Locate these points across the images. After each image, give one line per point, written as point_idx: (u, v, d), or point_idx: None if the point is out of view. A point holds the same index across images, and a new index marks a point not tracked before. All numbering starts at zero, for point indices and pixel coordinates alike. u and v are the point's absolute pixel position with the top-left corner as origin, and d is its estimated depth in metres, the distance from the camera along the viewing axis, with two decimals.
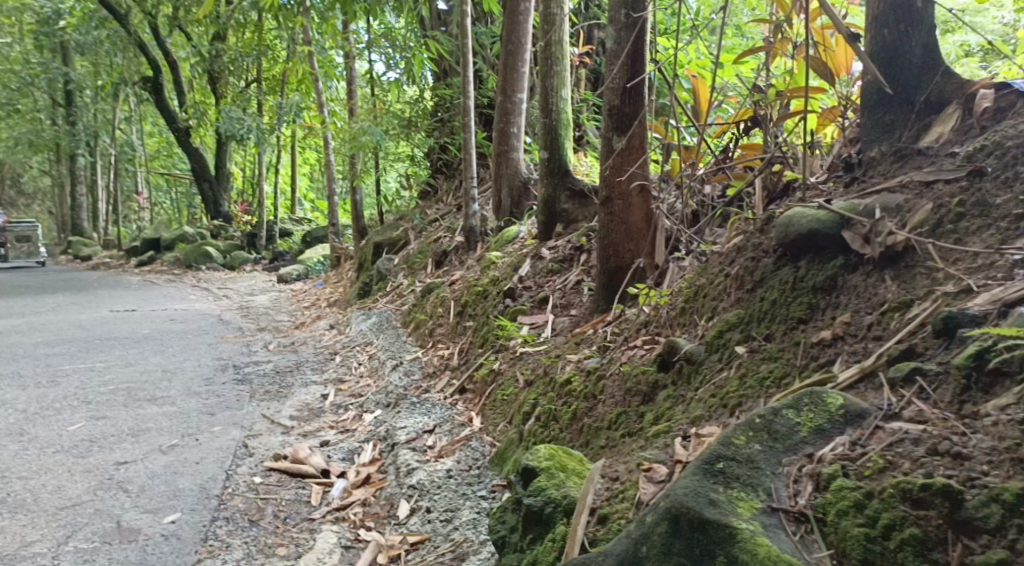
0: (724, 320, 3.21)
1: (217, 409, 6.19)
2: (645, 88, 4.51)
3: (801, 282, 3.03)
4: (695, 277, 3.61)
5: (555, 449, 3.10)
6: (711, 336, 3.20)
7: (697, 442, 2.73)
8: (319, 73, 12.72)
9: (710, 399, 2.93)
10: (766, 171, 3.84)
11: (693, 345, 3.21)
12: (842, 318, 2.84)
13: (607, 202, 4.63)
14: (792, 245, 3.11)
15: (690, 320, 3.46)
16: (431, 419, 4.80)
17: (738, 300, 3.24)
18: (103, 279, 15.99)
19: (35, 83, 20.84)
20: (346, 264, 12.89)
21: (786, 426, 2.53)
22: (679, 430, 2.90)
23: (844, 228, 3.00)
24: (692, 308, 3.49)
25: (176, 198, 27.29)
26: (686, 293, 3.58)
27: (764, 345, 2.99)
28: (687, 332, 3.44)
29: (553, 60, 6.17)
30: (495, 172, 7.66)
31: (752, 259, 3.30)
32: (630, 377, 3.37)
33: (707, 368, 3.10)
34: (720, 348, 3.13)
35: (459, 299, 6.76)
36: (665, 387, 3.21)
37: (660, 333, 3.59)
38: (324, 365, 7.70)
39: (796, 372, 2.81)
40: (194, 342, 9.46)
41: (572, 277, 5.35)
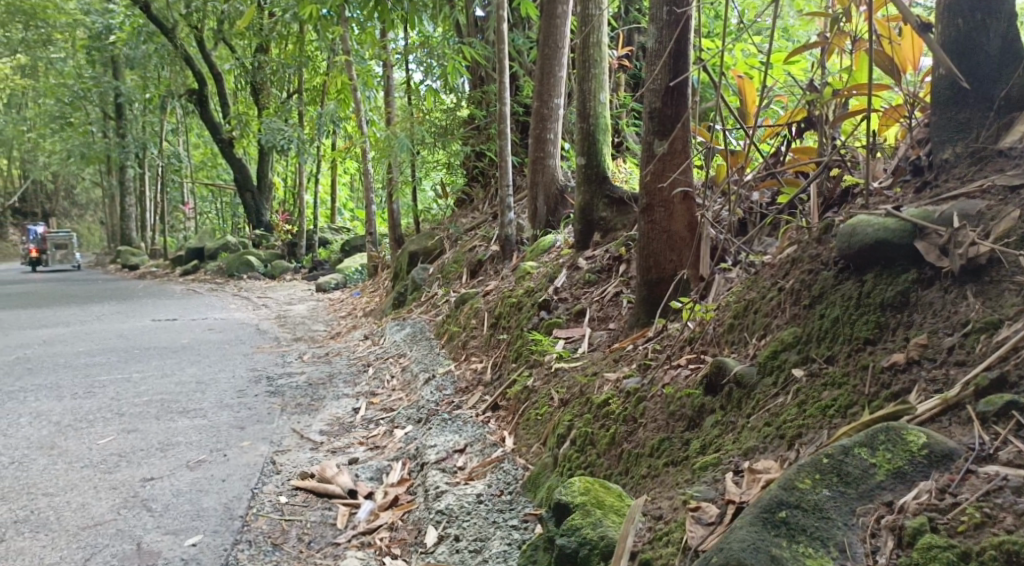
0: (778, 339, 2.95)
1: (248, 423, 6.04)
2: (689, 89, 4.24)
3: (867, 297, 2.75)
4: (744, 291, 3.34)
5: (590, 480, 2.88)
6: (764, 356, 2.93)
7: (751, 479, 2.51)
8: (357, 82, 12.64)
9: (765, 429, 2.67)
10: (823, 176, 3.57)
11: (743, 366, 2.95)
12: (917, 340, 2.57)
13: (648, 210, 4.37)
14: (856, 257, 2.83)
15: (740, 337, 3.18)
16: (461, 438, 4.56)
17: (794, 317, 2.97)
18: (147, 288, 16.12)
19: (86, 97, 21.19)
20: (383, 273, 12.76)
21: (859, 469, 2.31)
22: (730, 463, 2.66)
23: (917, 238, 2.70)
24: (742, 325, 3.21)
25: (217, 207, 27.52)
26: (735, 308, 3.30)
27: (826, 369, 2.72)
28: (736, 350, 3.16)
29: (590, 63, 5.91)
30: (532, 179, 7.42)
31: (809, 272, 3.02)
32: (673, 400, 3.10)
33: (760, 393, 2.84)
34: (774, 370, 2.86)
35: (493, 310, 6.53)
36: (713, 411, 2.94)
37: (706, 351, 3.31)
38: (357, 377, 7.53)
39: (864, 401, 2.55)
40: (231, 352, 9.37)
41: (610, 288, 5.08)
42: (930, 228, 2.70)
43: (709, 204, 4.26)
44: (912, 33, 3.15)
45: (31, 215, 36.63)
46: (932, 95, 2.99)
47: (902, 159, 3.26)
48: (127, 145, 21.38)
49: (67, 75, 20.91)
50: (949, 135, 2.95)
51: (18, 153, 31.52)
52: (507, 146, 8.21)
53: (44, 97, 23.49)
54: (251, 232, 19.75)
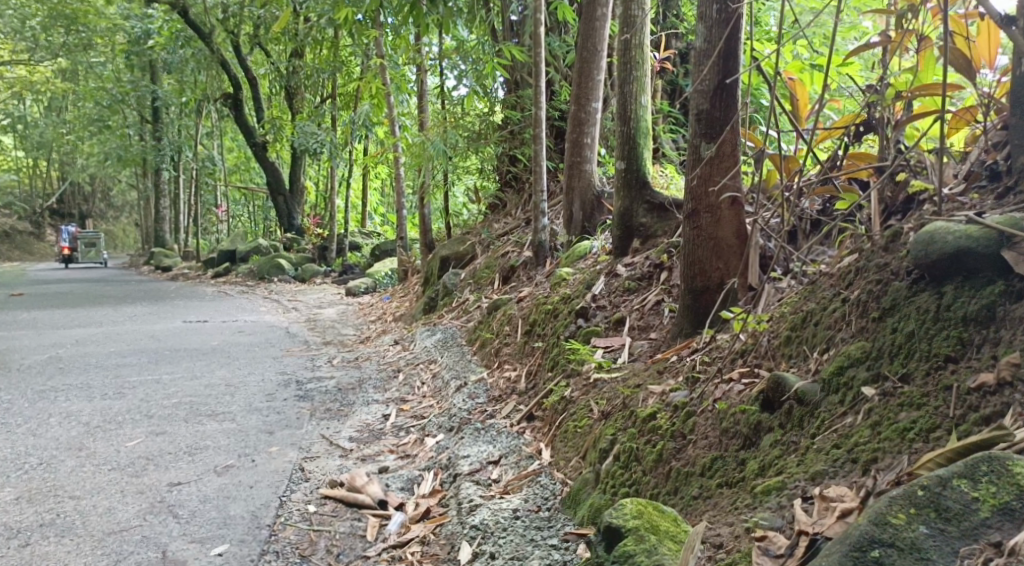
0: (843, 353, 2.77)
1: (277, 428, 5.93)
2: (739, 89, 4.05)
3: (948, 310, 2.56)
4: (802, 303, 3.16)
5: (643, 501, 2.70)
6: (829, 372, 2.75)
7: (823, 507, 2.36)
8: (391, 87, 12.57)
9: (834, 453, 2.51)
10: (888, 181, 3.38)
11: (804, 383, 2.78)
12: (1009, 359, 2.35)
13: (693, 216, 4.18)
14: (934, 267, 2.63)
15: (799, 351, 3.00)
16: (496, 449, 4.40)
17: (860, 330, 2.79)
18: (180, 290, 16.16)
19: (123, 100, 21.38)
20: (413, 278, 12.66)
21: (961, 503, 2.12)
22: (796, 488, 2.50)
23: (1004, 248, 2.50)
24: (800, 337, 3.03)
25: (249, 210, 27.65)
26: (792, 319, 3.12)
27: (901, 388, 2.54)
28: (794, 365, 2.98)
29: (631, 64, 5.72)
30: (567, 184, 7.24)
31: (877, 282, 2.83)
32: (727, 417, 2.93)
33: (826, 412, 2.67)
34: (840, 388, 2.69)
35: (527, 317, 6.37)
36: (771, 430, 2.77)
37: (761, 365, 3.13)
38: (387, 383, 7.40)
39: (949, 424, 2.36)
40: (260, 355, 9.30)
41: (651, 297, 4.89)
42: (1018, 239, 2.49)
43: (759, 210, 4.06)
44: (987, 27, 2.93)
45: (68, 217, 37.06)
46: (1012, 96, 2.78)
47: (974, 165, 3.05)
48: (162, 148, 21.52)
49: (104, 78, 21.12)
50: None
51: (57, 155, 31.97)
52: (542, 151, 8.05)
53: (83, 100, 23.76)
54: (282, 235, 19.77)
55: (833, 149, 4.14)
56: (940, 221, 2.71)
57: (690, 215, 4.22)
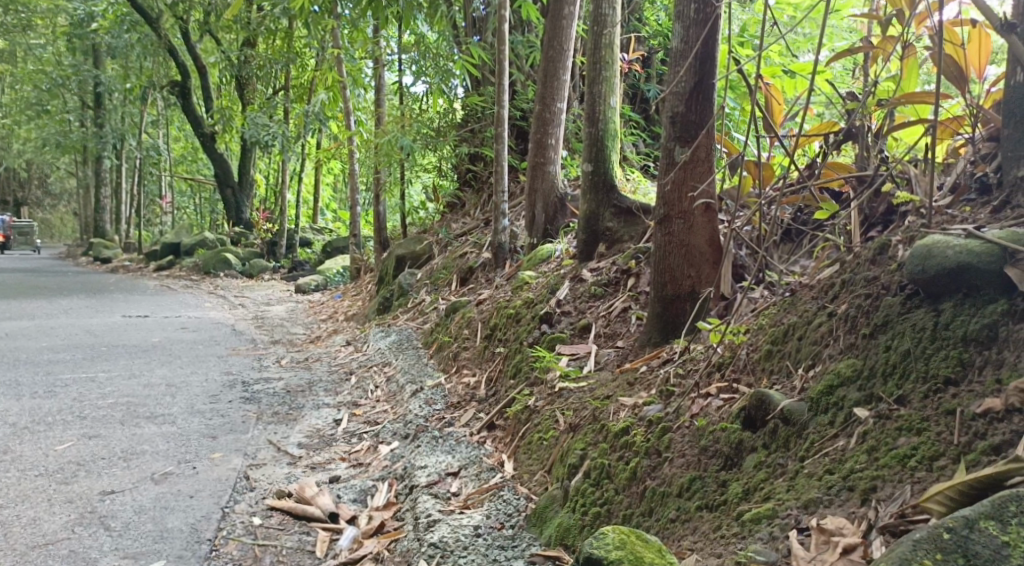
0: (832, 372, 2.68)
1: (220, 432, 5.65)
2: (715, 92, 3.95)
3: (947, 328, 2.48)
4: (782, 316, 3.07)
5: (626, 529, 2.54)
6: (817, 392, 2.66)
7: (824, 540, 2.25)
8: (346, 80, 12.28)
9: (827, 479, 2.41)
10: (872, 191, 3.27)
11: (790, 401, 2.69)
12: (1016, 384, 2.25)
13: (666, 222, 4.07)
14: (932, 282, 2.55)
15: (782, 367, 2.91)
16: (455, 459, 4.22)
17: (849, 346, 2.70)
18: (120, 283, 15.59)
19: (65, 84, 20.59)
20: (366, 277, 12.38)
21: (991, 549, 1.98)
22: (789, 515, 2.39)
23: (1008, 265, 2.41)
24: (783, 352, 2.94)
25: (196, 203, 26.95)
26: (774, 333, 3.03)
27: (897, 411, 2.45)
28: (776, 381, 2.88)
29: (601, 64, 5.59)
30: (530, 185, 7.09)
31: (866, 296, 2.76)
32: (707, 435, 2.82)
33: (815, 433, 2.57)
34: (829, 408, 2.60)
35: (487, 321, 6.20)
36: (754, 451, 2.68)
37: (739, 379, 3.02)
38: (338, 385, 7.16)
39: (953, 453, 2.26)
40: (204, 353, 8.94)
41: (618, 304, 4.77)
42: (1022, 254, 2.41)
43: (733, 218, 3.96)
44: (979, 34, 2.85)
45: (2, 204, 35.70)
46: (1005, 106, 2.69)
47: (960, 177, 2.97)
48: (105, 136, 20.82)
49: (45, 61, 20.34)
50: None
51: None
52: (503, 151, 7.90)
53: (21, 83, 22.86)
54: (230, 229, 19.27)
55: (811, 157, 4.01)
56: (936, 233, 2.63)
57: (661, 221, 4.12)
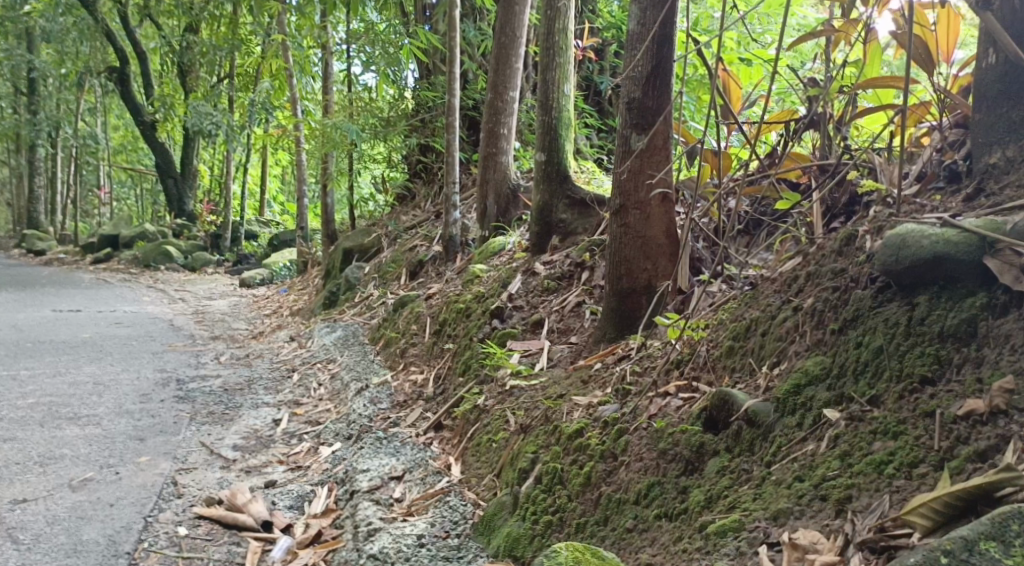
0: (799, 370, 2.55)
1: (149, 434, 5.53)
2: (673, 77, 3.80)
3: (923, 323, 2.35)
4: (744, 311, 2.94)
5: (580, 545, 2.39)
6: (784, 392, 2.53)
7: (796, 555, 2.10)
8: (293, 68, 11.93)
9: (797, 487, 2.27)
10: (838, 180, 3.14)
11: (755, 401, 2.55)
12: (1001, 385, 2.12)
13: (621, 212, 3.92)
14: (905, 274, 2.43)
15: (745, 364, 2.77)
16: (398, 462, 4.02)
17: (817, 343, 2.58)
18: (54, 276, 15.02)
19: None
20: (313, 270, 12.06)
21: None
22: (757, 526, 2.24)
23: (986, 255, 2.30)
24: (745, 349, 2.81)
25: (139, 194, 26.16)
26: (736, 329, 2.89)
27: (870, 413, 2.32)
28: (739, 379, 2.74)
29: (555, 50, 5.40)
30: (482, 176, 6.89)
31: (833, 289, 2.64)
32: (666, 437, 2.67)
33: (782, 436, 2.44)
34: (797, 409, 2.47)
35: (436, 316, 5.99)
36: (716, 454, 2.54)
37: (699, 377, 2.89)
38: (280, 383, 6.90)
39: (934, 459, 2.12)
40: (139, 350, 8.59)
41: (571, 298, 4.61)
42: (1002, 243, 2.28)
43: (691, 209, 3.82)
44: (949, 15, 2.73)
45: None
46: (978, 89, 2.57)
47: (927, 166, 2.86)
48: (40, 123, 20.01)
49: None
50: (998, 137, 2.54)
51: None
52: (454, 141, 7.68)
53: None
54: (172, 220, 18.69)
55: (771, 145, 3.87)
56: (908, 223, 2.51)
57: (617, 212, 3.97)
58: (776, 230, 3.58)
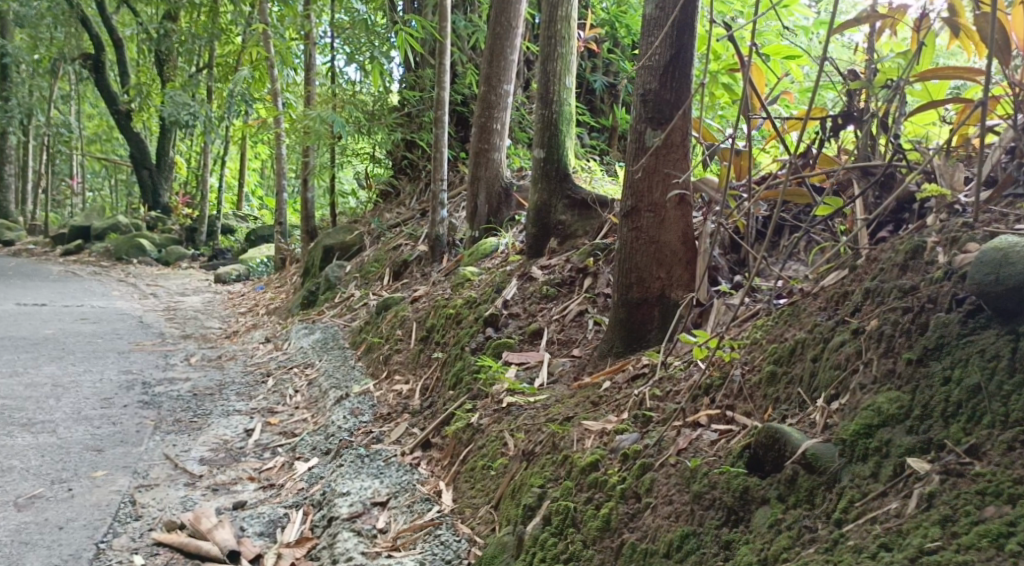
0: (870, 408, 2.24)
1: (107, 444, 5.13)
2: (694, 66, 3.45)
3: None
4: (786, 333, 2.65)
5: None
6: (851, 434, 2.22)
7: None
8: (274, 58, 11.47)
9: (883, 554, 1.94)
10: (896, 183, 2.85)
11: (814, 442, 2.25)
12: None
13: (633, 215, 3.57)
14: (1005, 297, 2.13)
15: (791, 395, 2.48)
16: (381, 486, 3.66)
17: (886, 374, 2.28)
18: (21, 268, 14.46)
19: None
20: (290, 268, 11.61)
21: None
22: None
23: None
24: (790, 376, 2.51)
25: (113, 184, 25.43)
26: (777, 351, 2.60)
27: (972, 467, 2.00)
28: (784, 412, 2.45)
29: (557, 40, 5.03)
30: (472, 174, 6.51)
31: (904, 311, 2.35)
32: (701, 478, 2.38)
33: (852, 487, 2.13)
34: (870, 455, 2.16)
35: (423, 321, 5.62)
36: (766, 503, 2.24)
37: (735, 407, 2.59)
38: (253, 388, 6.49)
39: None
40: (105, 349, 8.13)
41: (572, 307, 4.25)
42: None
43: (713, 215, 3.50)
44: None
45: None
46: None
47: (996, 169, 2.59)
48: (11, 110, 19.23)
49: None
50: None
51: None
52: (443, 136, 7.31)
53: None
54: (146, 212, 18.10)
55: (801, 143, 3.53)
56: (1004, 236, 2.22)
57: (627, 215, 3.62)
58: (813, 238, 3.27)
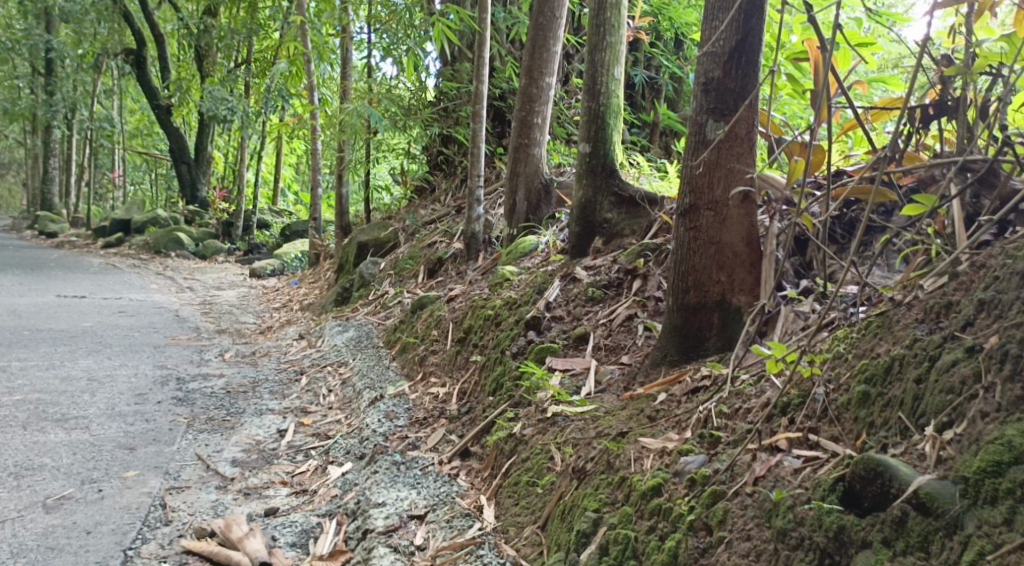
0: (997, 441, 2.00)
1: (139, 442, 4.96)
2: (761, 52, 3.20)
3: None
4: (878, 347, 2.43)
5: None
6: (973, 472, 2.00)
7: None
8: (311, 53, 11.34)
9: None
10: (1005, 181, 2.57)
11: (927, 478, 2.05)
12: None
13: (691, 212, 3.32)
14: None
15: (888, 420, 2.27)
16: (419, 497, 3.44)
17: (1014, 402, 2.03)
18: (61, 259, 14.52)
19: (15, 48, 19.36)
20: (325, 263, 11.47)
21: None
22: None
23: None
24: (887, 398, 2.30)
25: (152, 180, 25.61)
26: (871, 370, 2.39)
27: None
28: (884, 439, 2.24)
29: (605, 27, 4.78)
30: (511, 169, 6.26)
31: None
32: (785, 513, 2.21)
33: (980, 536, 1.91)
34: (999, 499, 1.93)
35: (461, 321, 5.40)
36: (868, 546, 2.07)
37: (817, 430, 2.40)
38: (286, 387, 6.31)
39: None
40: (140, 343, 8.03)
41: (620, 310, 4.00)
42: None
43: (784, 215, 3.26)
44: None
45: None
46: None
47: None
48: (55, 104, 19.35)
49: None
50: None
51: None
52: (481, 130, 7.09)
53: None
54: (184, 206, 18.12)
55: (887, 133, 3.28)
56: None
57: (685, 213, 3.37)
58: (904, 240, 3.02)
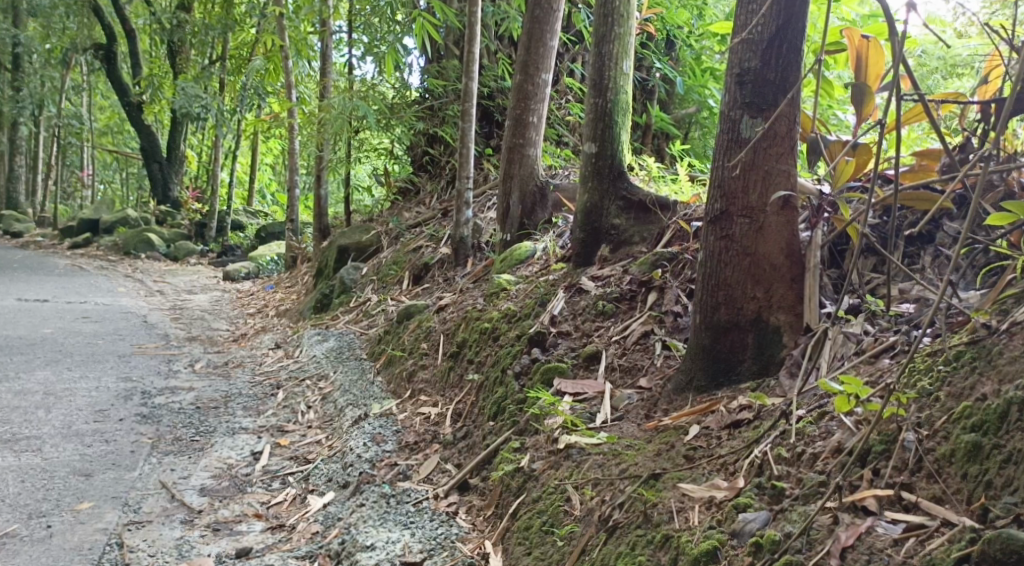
0: None
1: (96, 467, 4.53)
2: (804, 40, 2.85)
3: None
4: (980, 388, 2.22)
5: None
6: None
7: None
8: (288, 49, 10.86)
9: None
10: None
11: None
12: None
13: (723, 220, 2.96)
14: None
15: (1013, 480, 2.04)
16: (413, 539, 3.07)
17: None
18: (26, 260, 13.92)
19: None
20: (302, 267, 11.00)
21: None
22: None
23: None
24: (1005, 452, 2.08)
25: (123, 178, 24.86)
26: (980, 419, 2.16)
27: None
28: (1012, 507, 2.00)
29: (613, 18, 4.40)
30: (504, 172, 5.89)
31: None
32: None
33: None
34: None
35: (452, 334, 5.02)
36: None
37: (919, 490, 2.15)
38: (261, 402, 5.88)
39: None
40: (104, 352, 7.54)
41: (635, 326, 3.64)
42: None
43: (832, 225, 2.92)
44: None
45: None
46: None
47: None
48: (22, 100, 18.61)
49: None
50: None
51: None
52: (471, 130, 6.71)
53: None
54: (155, 207, 17.52)
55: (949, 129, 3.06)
56: None
57: (716, 220, 3.01)
58: (986, 257, 2.76)
